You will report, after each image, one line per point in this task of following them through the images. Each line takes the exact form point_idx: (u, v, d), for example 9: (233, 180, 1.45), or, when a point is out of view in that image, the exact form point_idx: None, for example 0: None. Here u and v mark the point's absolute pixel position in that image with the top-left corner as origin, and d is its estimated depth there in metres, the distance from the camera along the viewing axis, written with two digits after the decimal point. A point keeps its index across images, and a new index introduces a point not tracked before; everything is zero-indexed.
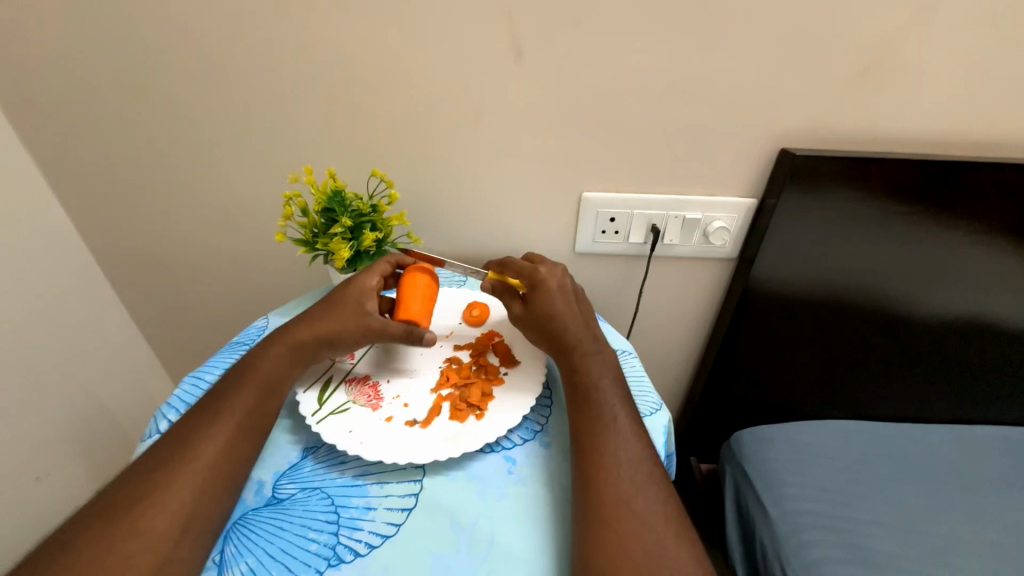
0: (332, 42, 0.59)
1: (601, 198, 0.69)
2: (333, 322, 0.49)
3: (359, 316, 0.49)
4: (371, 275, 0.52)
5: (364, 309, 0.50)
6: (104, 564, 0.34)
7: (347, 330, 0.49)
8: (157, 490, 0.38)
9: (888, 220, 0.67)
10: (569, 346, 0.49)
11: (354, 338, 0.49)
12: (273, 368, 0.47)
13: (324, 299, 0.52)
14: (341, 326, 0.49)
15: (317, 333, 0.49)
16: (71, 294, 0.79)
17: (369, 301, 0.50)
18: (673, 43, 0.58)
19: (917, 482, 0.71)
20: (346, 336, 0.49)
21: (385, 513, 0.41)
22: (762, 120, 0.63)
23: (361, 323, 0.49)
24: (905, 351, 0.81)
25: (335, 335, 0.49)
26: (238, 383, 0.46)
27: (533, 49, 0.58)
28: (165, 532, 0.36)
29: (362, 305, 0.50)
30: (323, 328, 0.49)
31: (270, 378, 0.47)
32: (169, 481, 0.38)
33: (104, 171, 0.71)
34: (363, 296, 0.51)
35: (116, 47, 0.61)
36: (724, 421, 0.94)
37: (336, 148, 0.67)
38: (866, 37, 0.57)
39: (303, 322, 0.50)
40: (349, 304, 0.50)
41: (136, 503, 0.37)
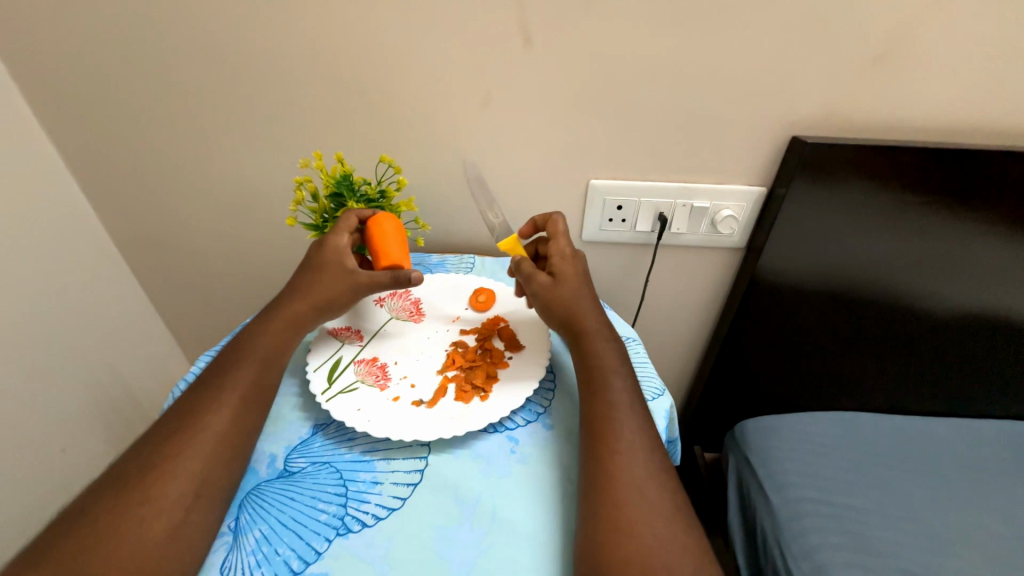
0: (343, 27, 0.59)
1: (609, 186, 0.69)
2: (323, 289, 0.51)
3: (346, 278, 0.51)
4: (339, 235, 0.52)
5: (348, 269, 0.51)
6: (122, 526, 0.36)
7: (341, 293, 0.51)
8: (171, 460, 0.40)
9: (901, 209, 0.66)
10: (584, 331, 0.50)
11: (350, 299, 0.51)
12: (278, 343, 0.49)
13: (306, 269, 0.53)
14: (333, 289, 0.51)
15: (312, 302, 0.51)
16: (91, 275, 0.81)
17: (349, 260, 0.51)
18: (684, 27, 0.57)
19: (922, 474, 0.71)
20: (341, 298, 0.51)
21: (392, 487, 0.42)
22: (774, 107, 0.62)
23: (350, 283, 0.51)
24: (916, 344, 0.81)
25: (332, 300, 0.51)
26: (242, 357, 0.47)
27: (543, 33, 0.58)
28: (178, 498, 0.38)
29: (345, 266, 0.51)
30: (318, 296, 0.51)
31: (272, 352, 0.48)
32: (182, 451, 0.40)
33: (120, 155, 0.73)
34: (342, 256, 0.51)
35: (130, 31, 0.61)
36: (729, 411, 0.94)
37: (347, 134, 0.68)
38: (883, 21, 0.55)
39: (294, 296, 0.51)
40: (332, 266, 0.51)
41: (152, 470, 0.39)
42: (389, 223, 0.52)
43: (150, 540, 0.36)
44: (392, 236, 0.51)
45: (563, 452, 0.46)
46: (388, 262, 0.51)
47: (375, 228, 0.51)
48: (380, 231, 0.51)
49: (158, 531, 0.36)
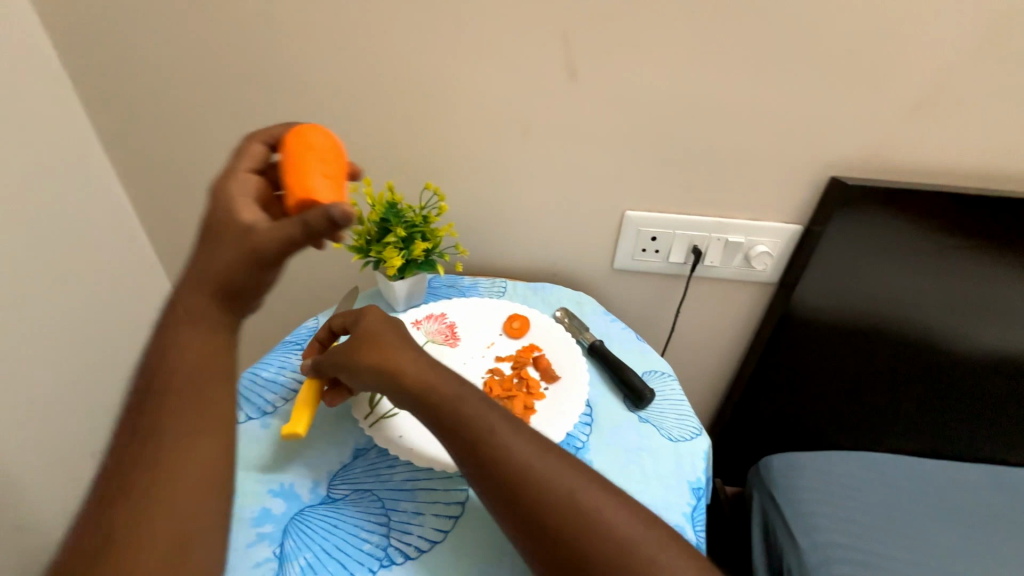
0: (395, 56, 0.61)
1: (644, 218, 0.70)
2: (208, 260, 0.38)
3: (244, 233, 0.38)
4: (239, 175, 0.42)
5: (242, 217, 0.39)
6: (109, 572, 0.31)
7: (231, 253, 0.38)
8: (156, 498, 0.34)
9: (939, 252, 0.66)
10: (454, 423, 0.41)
11: (248, 259, 0.38)
12: (195, 354, 0.37)
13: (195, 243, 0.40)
14: (224, 256, 0.38)
15: (213, 281, 0.38)
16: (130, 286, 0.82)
17: (244, 207, 0.39)
18: (729, 69, 0.58)
19: (954, 523, 0.69)
20: (233, 259, 0.38)
21: (433, 519, 0.42)
22: (815, 147, 0.63)
23: (248, 240, 0.37)
24: (949, 386, 0.79)
25: (230, 272, 0.38)
26: (174, 369, 0.37)
27: (588, 69, 0.60)
28: (166, 540, 0.32)
29: (239, 214, 0.39)
30: (203, 271, 0.38)
31: (194, 367, 0.37)
32: (161, 488, 0.34)
33: (167, 170, 0.74)
34: (241, 202, 0.40)
35: (189, 54, 0.63)
36: (753, 444, 0.93)
37: (390, 158, 0.69)
38: (928, 68, 0.56)
39: (183, 285, 0.39)
40: (227, 227, 0.38)
41: (130, 508, 0.33)
42: (308, 142, 0.42)
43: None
44: (296, 160, 0.41)
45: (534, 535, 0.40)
46: (299, 194, 0.39)
47: (291, 156, 0.41)
48: (287, 155, 0.42)
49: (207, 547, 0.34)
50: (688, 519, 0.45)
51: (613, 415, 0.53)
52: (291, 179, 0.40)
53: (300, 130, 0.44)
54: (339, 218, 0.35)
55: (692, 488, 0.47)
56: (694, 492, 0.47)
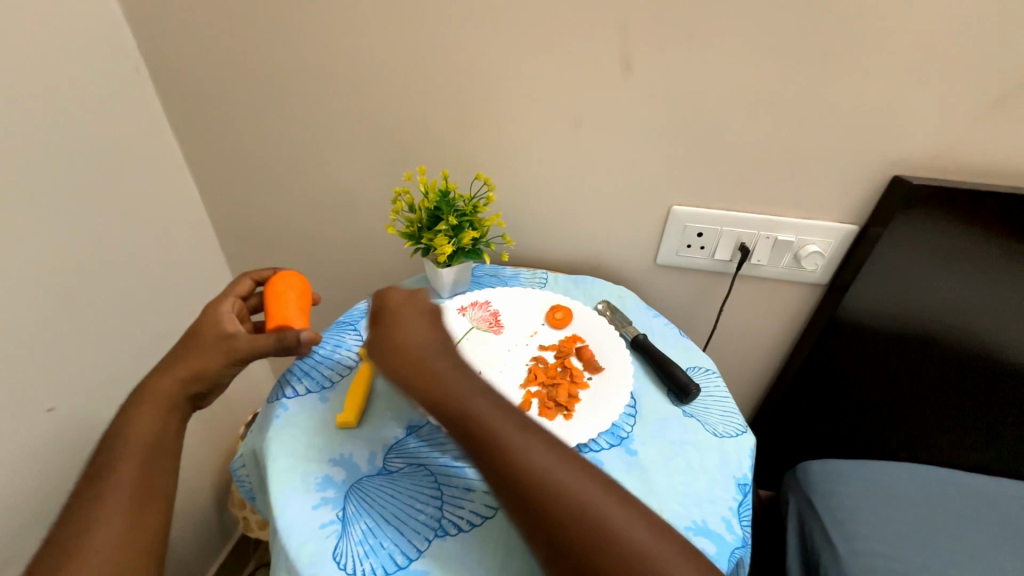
0: (452, 48, 0.63)
1: (692, 213, 0.69)
2: (196, 361, 0.52)
3: (215, 345, 0.52)
4: (224, 302, 0.55)
5: (218, 339, 0.52)
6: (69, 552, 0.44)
7: (211, 362, 0.52)
8: (99, 505, 0.46)
9: (1010, 259, 0.62)
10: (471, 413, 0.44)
11: (227, 366, 0.52)
12: (159, 406, 0.51)
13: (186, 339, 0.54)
14: (203, 361, 0.52)
15: (180, 377, 0.52)
16: (202, 270, 0.86)
17: (228, 323, 0.53)
18: (791, 62, 0.57)
19: (1011, 541, 0.66)
20: (213, 372, 0.52)
21: (484, 496, 0.44)
22: (880, 145, 0.60)
23: (225, 349, 0.51)
24: (1011, 401, 0.75)
25: (204, 370, 0.52)
26: (130, 417, 0.51)
27: (644, 62, 0.59)
28: (109, 539, 0.45)
29: (215, 337, 0.52)
30: (190, 368, 0.52)
31: (158, 420, 0.51)
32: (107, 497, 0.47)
33: (232, 158, 0.77)
34: (217, 326, 0.53)
35: (254, 44, 0.66)
36: (792, 448, 0.91)
37: (441, 148, 0.71)
38: (1010, 63, 0.53)
39: (164, 371, 0.53)
40: (204, 339, 0.53)
41: (96, 511, 0.46)
42: (287, 283, 0.55)
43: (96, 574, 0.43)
44: (273, 310, 0.53)
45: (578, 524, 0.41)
46: (276, 321, 0.52)
47: (270, 288, 0.55)
48: (267, 297, 0.54)
49: None
50: (734, 513, 0.45)
51: (656, 408, 0.54)
52: (272, 308, 0.53)
53: (281, 275, 0.56)
54: (306, 341, 0.49)
55: (738, 483, 0.47)
56: (740, 488, 0.47)
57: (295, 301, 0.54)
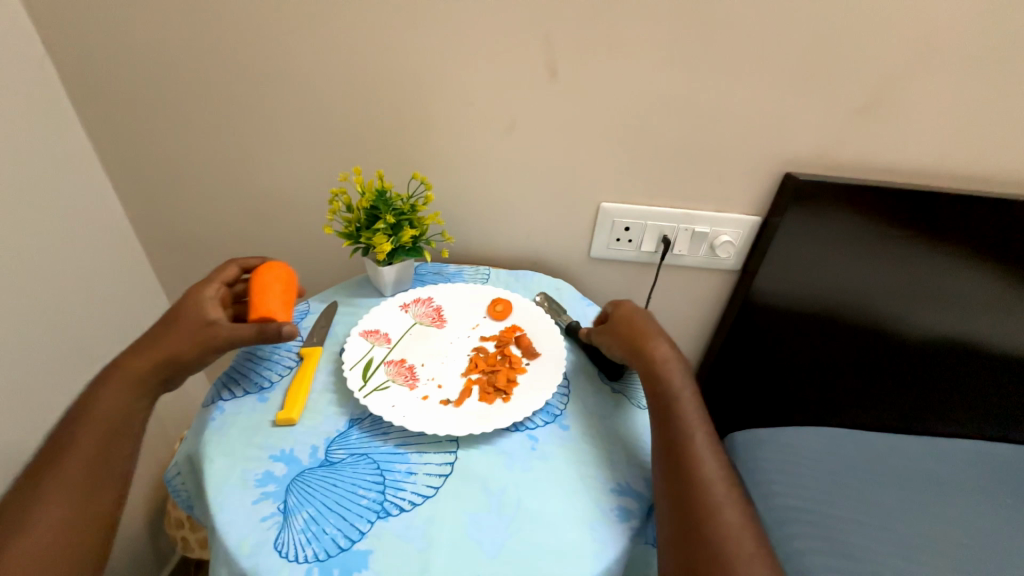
0: (385, 52, 0.64)
1: (619, 209, 0.75)
2: (169, 344, 0.50)
3: (195, 330, 0.51)
4: (209, 285, 0.55)
5: (201, 326, 0.52)
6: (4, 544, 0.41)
7: (189, 344, 0.51)
8: (46, 494, 0.43)
9: (881, 243, 0.73)
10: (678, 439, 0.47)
11: (205, 350, 0.51)
12: (125, 384, 0.49)
13: (163, 320, 0.53)
14: (179, 344, 0.50)
15: (153, 357, 0.50)
16: (125, 279, 0.81)
17: (211, 308, 0.53)
18: (696, 72, 0.64)
19: (891, 485, 0.77)
20: (187, 356, 0.50)
21: (426, 477, 0.46)
22: (773, 146, 0.69)
23: (204, 334, 0.51)
24: (893, 366, 0.87)
25: (180, 352, 0.50)
26: (100, 392, 0.49)
27: (567, 69, 0.64)
28: (53, 531, 0.42)
29: (196, 322, 0.52)
30: (161, 351, 0.50)
31: (123, 398, 0.48)
32: (55, 485, 0.44)
33: (157, 159, 0.74)
34: (200, 310, 0.53)
35: (179, 42, 0.64)
36: (720, 423, 1.00)
37: (378, 150, 0.72)
38: (868, 75, 0.63)
39: (132, 354, 0.51)
40: (184, 322, 0.52)
41: (38, 501, 0.43)
42: (272, 273, 0.56)
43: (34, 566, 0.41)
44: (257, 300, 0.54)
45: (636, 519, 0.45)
46: (259, 312, 0.53)
47: (257, 276, 0.56)
48: (252, 287, 0.55)
49: None
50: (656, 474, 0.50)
51: (588, 387, 0.58)
52: (256, 298, 0.54)
53: (267, 265, 0.57)
54: (286, 335, 0.51)
55: None
56: None
57: (281, 292, 0.55)
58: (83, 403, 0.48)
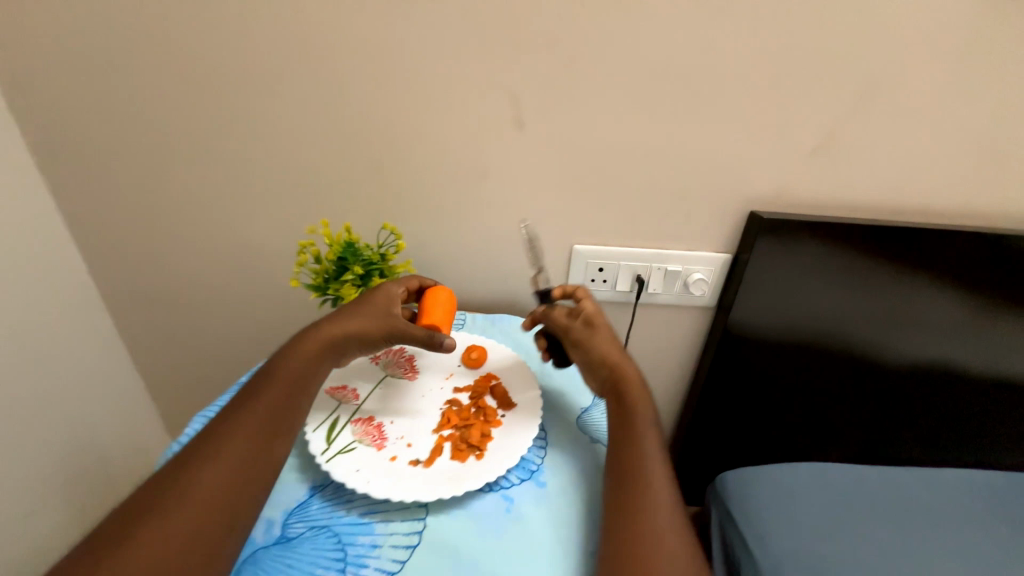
0: (354, 106, 0.66)
1: (591, 250, 0.75)
2: (364, 319, 0.53)
3: (384, 315, 0.54)
4: (395, 285, 0.57)
5: (390, 310, 0.54)
6: (113, 562, 0.37)
7: (376, 327, 0.53)
8: (171, 506, 0.40)
9: (847, 274, 0.75)
10: (641, 463, 0.48)
11: (383, 337, 0.53)
12: (300, 366, 0.51)
13: (350, 303, 0.56)
14: (371, 322, 0.53)
15: (344, 328, 0.53)
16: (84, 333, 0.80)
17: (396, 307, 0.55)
18: (656, 120, 0.66)
19: (887, 524, 0.75)
20: (376, 335, 0.53)
21: (391, 551, 0.43)
22: (734, 186, 0.71)
23: (386, 326, 0.53)
24: (874, 395, 0.87)
25: (364, 331, 0.53)
26: (270, 372, 0.50)
27: (532, 119, 0.66)
28: (168, 549, 0.39)
29: (389, 308, 0.55)
30: (349, 328, 0.53)
31: (295, 379, 0.50)
32: (184, 496, 0.41)
33: (128, 213, 0.75)
34: (390, 300, 0.56)
35: (151, 103, 0.67)
36: (708, 460, 0.97)
37: (349, 199, 0.73)
38: (816, 119, 0.66)
39: (326, 322, 0.54)
40: (376, 307, 0.55)
41: (159, 516, 0.40)
42: (443, 291, 0.58)
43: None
44: (443, 312, 0.57)
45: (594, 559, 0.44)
46: (429, 320, 0.55)
47: (429, 292, 0.58)
48: (431, 295, 0.58)
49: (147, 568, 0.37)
50: None
51: (566, 437, 0.56)
52: (429, 308, 0.56)
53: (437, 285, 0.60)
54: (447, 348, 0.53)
55: None
56: None
57: (450, 307, 0.58)
58: (234, 411, 0.47)
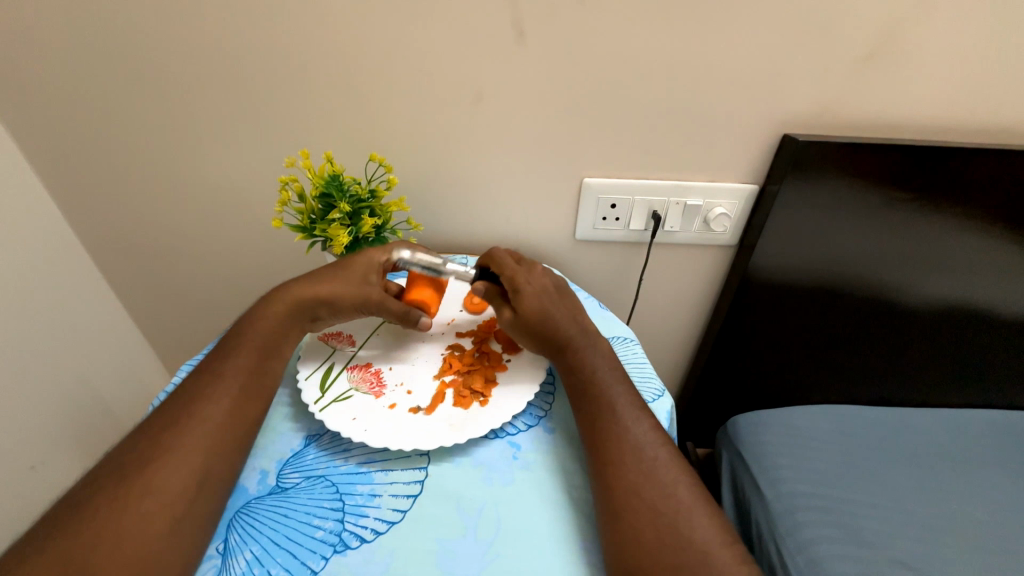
0: (328, 17, 0.57)
1: (603, 184, 0.69)
2: (339, 286, 0.52)
3: (361, 285, 0.52)
4: (381, 250, 0.54)
5: (369, 281, 0.52)
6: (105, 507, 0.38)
7: (349, 298, 0.52)
8: (168, 452, 0.41)
9: (888, 207, 0.67)
10: (603, 419, 0.45)
11: (356, 308, 0.53)
12: (272, 327, 0.51)
13: (331, 263, 0.55)
14: (345, 290, 0.52)
15: (318, 292, 0.52)
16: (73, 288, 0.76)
17: (376, 276, 0.53)
18: (680, 25, 0.57)
19: (909, 465, 0.72)
20: (349, 306, 0.52)
21: (391, 500, 0.43)
22: (768, 106, 0.62)
23: (360, 296, 0.52)
24: (901, 337, 0.82)
25: (336, 299, 0.52)
26: (250, 327, 0.51)
27: (536, 29, 0.57)
28: (163, 493, 0.39)
29: (368, 278, 0.53)
30: (324, 291, 0.52)
31: (269, 339, 0.50)
32: (179, 443, 0.42)
33: (95, 154, 0.68)
34: (371, 269, 0.53)
35: (96, 20, 0.57)
36: (719, 405, 0.96)
37: (334, 132, 0.65)
38: (873, 18, 0.56)
39: (303, 283, 0.53)
40: (355, 272, 0.53)
41: (150, 463, 0.40)
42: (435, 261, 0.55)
43: (155, 529, 0.37)
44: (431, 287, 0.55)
45: (584, 508, 0.43)
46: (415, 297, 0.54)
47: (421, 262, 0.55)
48: (420, 268, 0.55)
49: (153, 527, 0.37)
50: None
51: None
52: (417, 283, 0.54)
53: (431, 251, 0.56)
54: (422, 327, 0.53)
55: None
56: None
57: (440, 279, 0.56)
58: (218, 364, 0.48)
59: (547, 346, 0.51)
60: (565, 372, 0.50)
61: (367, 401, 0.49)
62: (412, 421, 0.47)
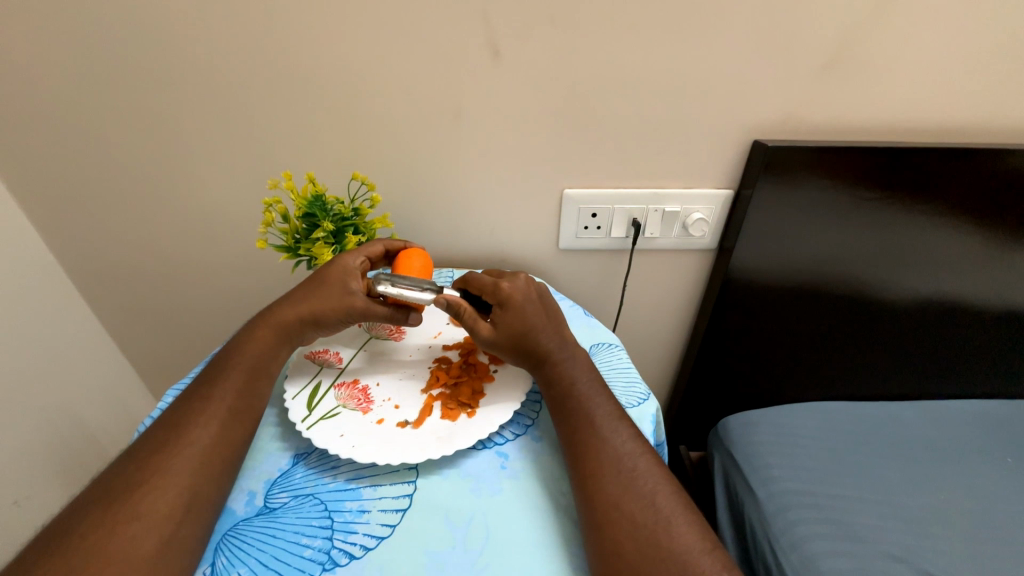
0: (308, 43, 0.58)
1: (583, 194, 0.70)
2: (321, 301, 0.53)
3: (341, 295, 0.53)
4: (354, 255, 0.55)
5: (349, 289, 0.53)
6: (85, 540, 0.37)
7: (332, 311, 0.52)
8: (156, 476, 0.41)
9: (858, 206, 0.70)
10: (583, 432, 0.46)
11: (341, 319, 0.53)
12: (259, 350, 0.51)
13: (307, 280, 0.55)
14: (328, 305, 0.52)
15: (301, 313, 0.53)
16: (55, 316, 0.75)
17: (354, 281, 0.53)
18: (649, 40, 0.59)
19: (894, 459, 0.73)
20: (335, 319, 0.53)
21: (380, 515, 0.43)
22: (738, 114, 0.65)
23: (345, 304, 0.52)
24: (879, 331, 0.84)
25: (321, 314, 0.53)
26: (237, 350, 0.51)
27: (511, 47, 0.59)
28: (149, 521, 0.38)
29: (347, 285, 0.53)
30: (307, 309, 0.53)
31: (257, 361, 0.51)
32: (168, 466, 0.42)
33: (77, 180, 0.68)
34: (349, 276, 0.54)
35: (82, 53, 0.59)
36: (709, 407, 0.97)
37: (317, 152, 0.66)
38: (829, 29, 0.59)
39: (286, 304, 0.54)
40: (333, 282, 0.53)
41: (136, 490, 0.40)
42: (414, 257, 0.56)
43: (141, 557, 0.37)
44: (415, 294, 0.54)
45: (571, 515, 0.43)
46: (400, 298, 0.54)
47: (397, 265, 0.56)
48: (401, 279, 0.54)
49: (140, 555, 0.37)
50: None
51: None
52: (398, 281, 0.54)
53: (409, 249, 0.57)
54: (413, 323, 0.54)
55: None
56: None
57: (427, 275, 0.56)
58: (206, 386, 0.48)
59: (527, 359, 0.52)
60: (546, 385, 0.51)
61: (354, 417, 0.49)
62: (400, 436, 0.47)
